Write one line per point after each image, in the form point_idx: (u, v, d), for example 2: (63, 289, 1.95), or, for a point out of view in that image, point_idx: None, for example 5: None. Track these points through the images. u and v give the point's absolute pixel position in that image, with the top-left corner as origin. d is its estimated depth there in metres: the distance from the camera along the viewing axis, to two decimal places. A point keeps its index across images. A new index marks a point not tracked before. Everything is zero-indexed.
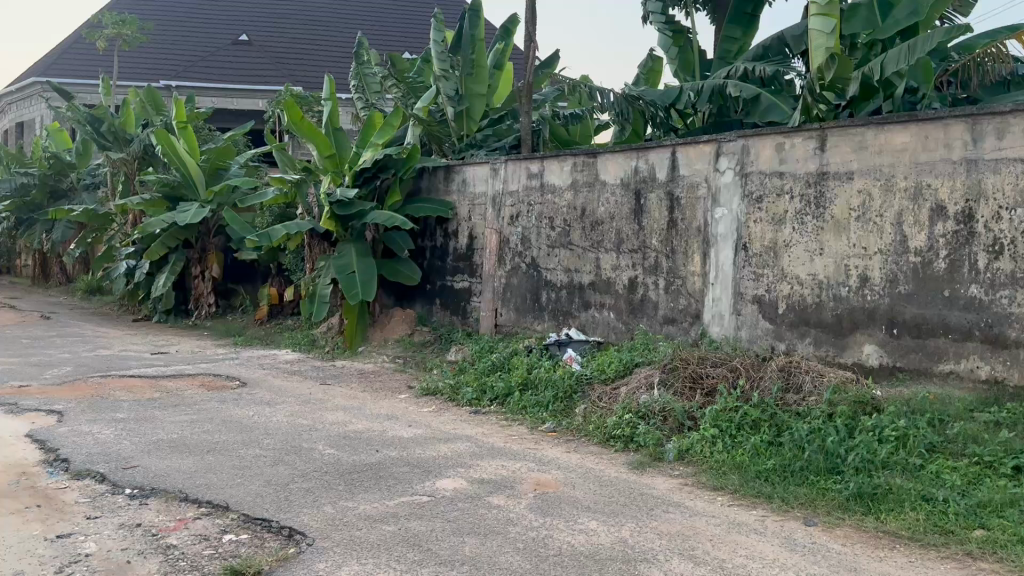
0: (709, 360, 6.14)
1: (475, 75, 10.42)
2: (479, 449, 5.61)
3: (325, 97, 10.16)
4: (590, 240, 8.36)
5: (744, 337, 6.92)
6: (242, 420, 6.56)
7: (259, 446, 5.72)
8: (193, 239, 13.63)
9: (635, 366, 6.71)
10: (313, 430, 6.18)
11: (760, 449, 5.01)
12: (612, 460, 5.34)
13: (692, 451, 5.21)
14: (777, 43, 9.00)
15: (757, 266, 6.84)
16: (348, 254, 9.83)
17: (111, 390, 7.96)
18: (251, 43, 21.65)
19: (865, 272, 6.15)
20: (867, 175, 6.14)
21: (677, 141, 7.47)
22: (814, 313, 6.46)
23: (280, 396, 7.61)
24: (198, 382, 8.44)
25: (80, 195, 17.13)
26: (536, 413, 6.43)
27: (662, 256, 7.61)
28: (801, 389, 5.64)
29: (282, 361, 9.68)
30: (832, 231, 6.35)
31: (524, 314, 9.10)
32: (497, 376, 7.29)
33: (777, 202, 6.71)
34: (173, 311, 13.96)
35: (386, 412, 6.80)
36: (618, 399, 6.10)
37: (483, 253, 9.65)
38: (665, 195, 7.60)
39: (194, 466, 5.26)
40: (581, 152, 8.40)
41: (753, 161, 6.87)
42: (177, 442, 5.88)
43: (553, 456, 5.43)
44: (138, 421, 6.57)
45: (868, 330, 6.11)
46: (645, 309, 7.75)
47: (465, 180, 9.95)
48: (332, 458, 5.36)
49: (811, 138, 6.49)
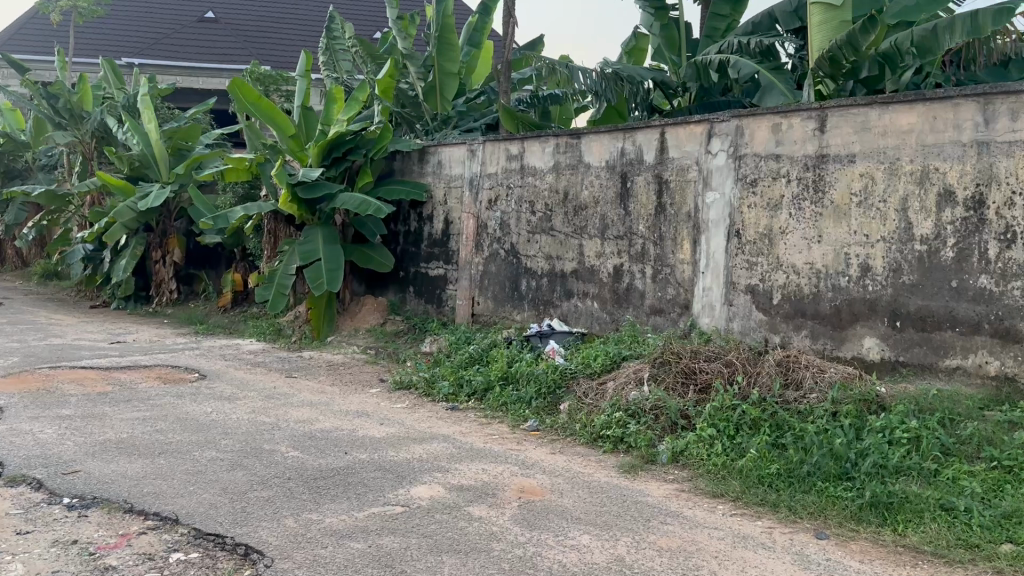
0: (702, 354, 5.75)
1: (444, 50, 9.91)
2: (457, 450, 5.18)
3: (300, 73, 9.67)
4: (573, 226, 7.94)
5: (736, 329, 6.55)
6: (199, 418, 6.05)
7: (216, 447, 5.25)
8: (153, 222, 12.99)
9: (622, 359, 6.32)
10: (276, 429, 5.71)
11: (761, 452, 4.64)
12: (600, 462, 4.94)
13: (687, 454, 4.83)
14: (766, 20, 8.66)
15: (752, 254, 6.46)
16: (314, 239, 9.35)
17: (60, 383, 7.40)
18: (217, 20, 20.84)
19: (867, 260, 5.80)
20: (870, 157, 5.77)
21: (666, 121, 7.07)
22: (811, 304, 6.10)
23: (242, 390, 7.12)
24: (155, 374, 7.90)
25: (36, 176, 16.35)
26: (518, 410, 6.01)
27: (650, 242, 7.21)
28: (801, 385, 5.27)
29: (246, 352, 9.17)
30: (832, 218, 5.99)
31: (502, 303, 8.67)
32: (474, 370, 6.86)
33: (773, 185, 6.33)
34: (132, 298, 13.34)
35: (356, 409, 6.34)
36: (606, 396, 5.70)
37: (459, 239, 9.19)
38: (653, 177, 7.19)
39: (143, 471, 4.78)
40: (564, 133, 7.95)
41: (747, 143, 6.48)
42: (127, 443, 5.38)
43: (538, 458, 5.02)
44: (85, 419, 6.04)
45: (869, 323, 5.77)
46: (631, 299, 7.35)
47: (440, 162, 9.46)
48: (295, 462, 4.90)
49: (810, 118, 6.10)
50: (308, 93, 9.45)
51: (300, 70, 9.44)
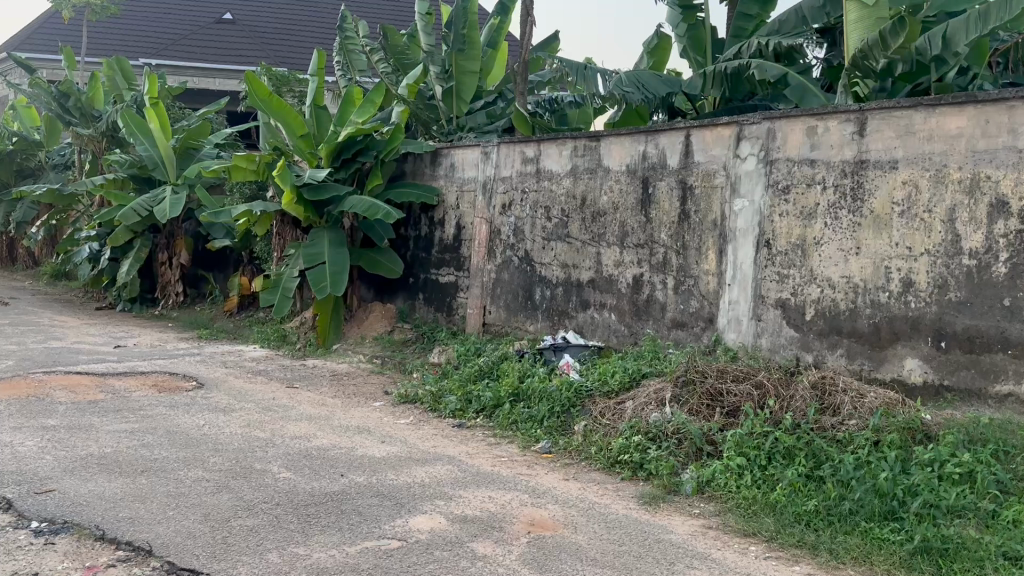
0: (729, 374, 5.31)
1: (464, 52, 9.55)
2: (462, 474, 4.78)
3: (312, 73, 9.30)
4: (590, 233, 7.54)
5: (764, 346, 6.11)
6: (190, 432, 5.67)
7: (203, 467, 4.87)
8: (160, 224, 12.74)
9: (642, 377, 5.90)
10: (269, 446, 5.32)
11: (797, 486, 4.21)
12: (617, 492, 4.52)
13: (714, 485, 4.41)
14: (794, 17, 8.23)
15: (782, 265, 6.02)
16: (320, 242, 8.99)
17: (50, 390, 7.06)
18: (234, 21, 20.60)
19: (909, 275, 5.35)
20: (914, 163, 5.33)
21: (692, 123, 6.64)
22: (847, 321, 5.66)
23: (239, 401, 6.75)
24: (150, 382, 7.54)
25: (46, 175, 16.13)
26: (528, 430, 5.60)
27: (672, 252, 6.79)
28: (839, 410, 4.84)
29: (247, 359, 8.81)
30: (872, 228, 5.55)
31: (515, 312, 8.27)
32: (484, 385, 6.46)
33: (807, 192, 5.90)
34: (138, 299, 13.06)
35: (356, 424, 5.95)
36: (624, 416, 5.27)
37: (471, 245, 8.80)
38: (677, 183, 6.77)
39: (123, 492, 4.40)
40: (583, 135, 7.55)
41: (779, 147, 6.05)
42: (109, 459, 5.01)
43: (550, 486, 4.60)
44: (70, 430, 5.68)
45: (911, 342, 5.33)
46: (651, 311, 6.93)
47: (453, 164, 9.09)
48: (286, 485, 4.51)
49: (848, 121, 5.66)
50: (323, 94, 9.14)
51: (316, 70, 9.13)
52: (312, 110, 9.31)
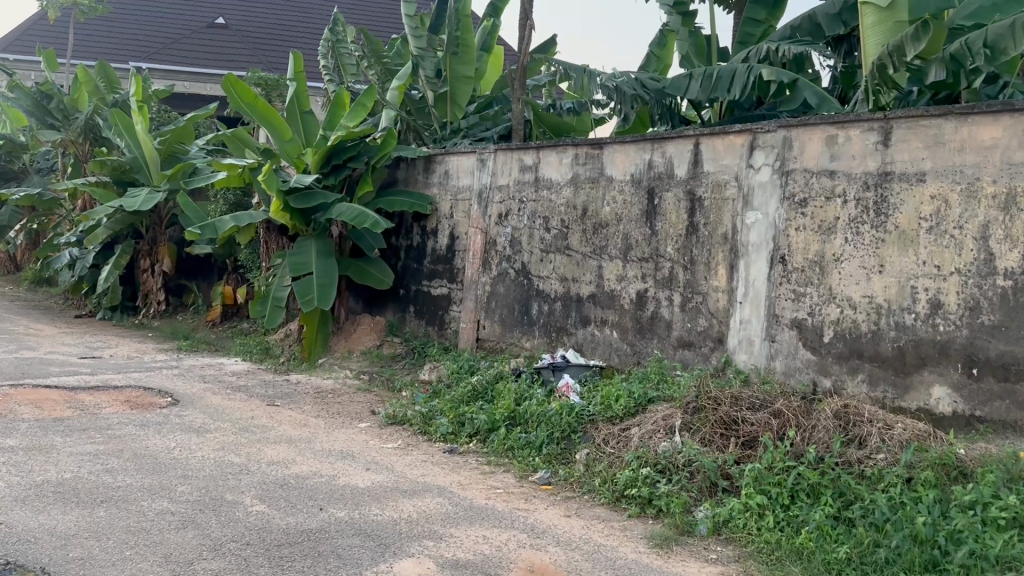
0: (744, 400, 4.91)
1: (459, 54, 9.14)
2: (454, 509, 4.35)
3: (293, 77, 8.88)
4: (591, 245, 7.14)
5: (778, 369, 5.72)
6: (160, 455, 5.23)
7: (169, 497, 4.42)
8: (142, 229, 12.33)
9: (648, 402, 5.48)
10: (243, 473, 4.89)
11: (826, 530, 3.82)
12: (625, 532, 4.10)
13: (732, 526, 4.01)
14: (807, 23, 8.00)
15: (798, 283, 5.64)
16: (308, 251, 8.57)
17: (13, 406, 6.59)
18: (226, 26, 20.20)
19: (938, 296, 4.97)
20: (943, 176, 4.95)
21: (701, 130, 6.26)
22: (869, 344, 5.27)
23: (215, 421, 6.29)
24: (122, 398, 7.07)
25: (31, 178, 15.64)
26: (526, 458, 5.18)
27: (679, 266, 6.40)
28: (865, 443, 4.45)
29: (227, 373, 8.35)
30: (896, 245, 5.17)
31: (510, 328, 7.86)
32: (478, 407, 6.03)
33: (826, 206, 5.52)
34: (119, 307, 12.59)
35: (340, 449, 5.52)
36: (629, 445, 4.86)
37: (465, 256, 8.40)
38: (685, 195, 6.39)
39: (76, 527, 3.94)
40: (584, 142, 7.17)
41: (796, 157, 5.67)
42: (66, 487, 4.55)
43: (550, 524, 4.18)
44: (28, 452, 5.22)
45: (939, 368, 4.94)
46: (656, 329, 6.54)
47: (447, 172, 8.69)
48: (258, 521, 4.07)
49: (872, 130, 5.29)
50: (306, 99, 8.74)
51: (298, 75, 8.74)
52: (296, 116, 8.88)
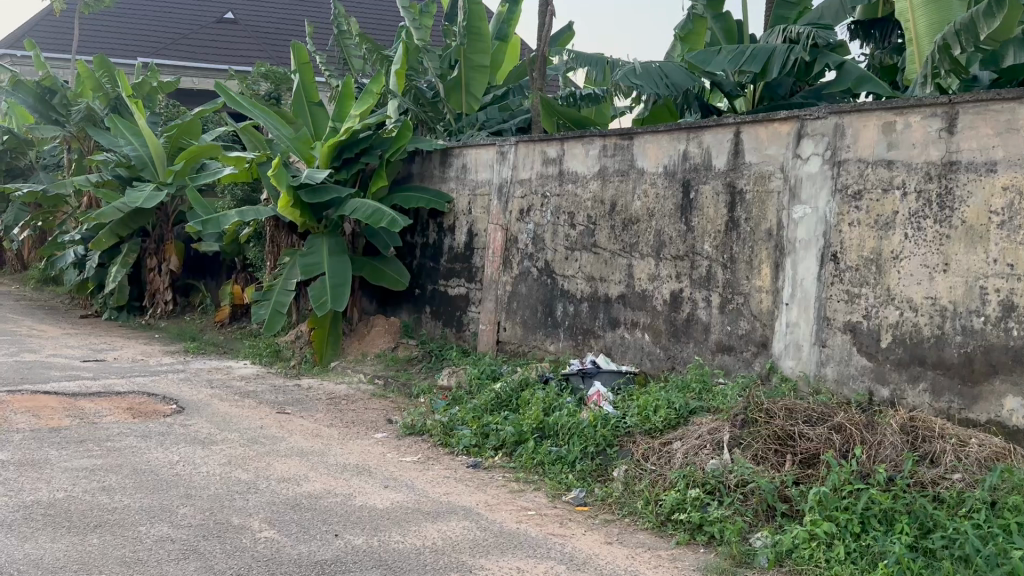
0: (799, 414, 4.48)
1: (471, 43, 8.69)
2: (484, 535, 3.94)
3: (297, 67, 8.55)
4: (621, 242, 6.71)
5: (830, 376, 5.29)
6: (162, 471, 4.85)
7: (169, 521, 4.02)
8: (149, 228, 11.96)
9: (690, 414, 5.04)
10: (251, 492, 4.49)
11: (907, 564, 3.36)
12: (675, 563, 3.67)
13: (796, 558, 3.58)
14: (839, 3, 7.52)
15: (851, 284, 5.20)
16: (320, 251, 8.19)
17: (11, 414, 6.22)
18: (235, 21, 19.80)
19: (1011, 297, 4.48)
20: (1017, 166, 4.47)
21: (742, 117, 5.82)
22: (932, 350, 4.82)
23: (222, 431, 5.90)
24: (125, 406, 6.68)
25: (37, 173, 15.32)
26: (558, 475, 4.77)
27: (717, 265, 5.96)
28: (939, 461, 4.00)
29: (236, 378, 7.96)
30: (963, 242, 4.70)
31: (533, 330, 7.44)
32: (503, 416, 5.61)
33: (882, 199, 5.07)
34: (126, 308, 12.24)
35: (355, 462, 5.14)
36: (673, 462, 4.44)
37: (484, 254, 7.98)
38: (724, 188, 5.95)
39: (64, 558, 3.53)
40: (613, 132, 6.73)
41: (848, 146, 5.22)
42: (57, 509, 4.15)
43: (590, 553, 3.76)
44: (19, 468, 4.83)
45: (1012, 378, 4.46)
46: (692, 332, 6.11)
47: (465, 166, 8.27)
48: (268, 550, 3.67)
49: (935, 116, 4.81)
50: (313, 91, 8.44)
51: (303, 66, 8.44)
52: (305, 109, 8.65)
